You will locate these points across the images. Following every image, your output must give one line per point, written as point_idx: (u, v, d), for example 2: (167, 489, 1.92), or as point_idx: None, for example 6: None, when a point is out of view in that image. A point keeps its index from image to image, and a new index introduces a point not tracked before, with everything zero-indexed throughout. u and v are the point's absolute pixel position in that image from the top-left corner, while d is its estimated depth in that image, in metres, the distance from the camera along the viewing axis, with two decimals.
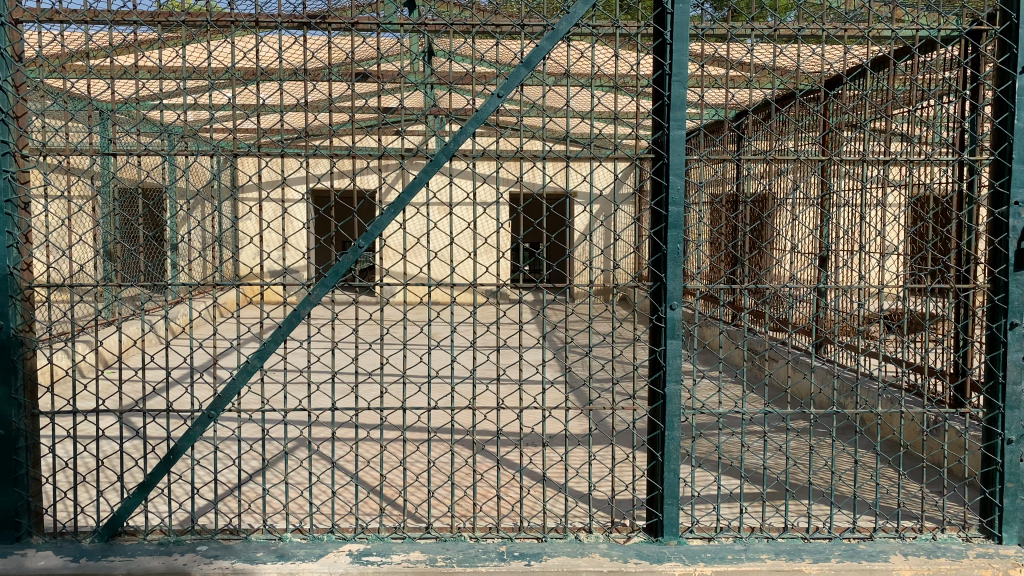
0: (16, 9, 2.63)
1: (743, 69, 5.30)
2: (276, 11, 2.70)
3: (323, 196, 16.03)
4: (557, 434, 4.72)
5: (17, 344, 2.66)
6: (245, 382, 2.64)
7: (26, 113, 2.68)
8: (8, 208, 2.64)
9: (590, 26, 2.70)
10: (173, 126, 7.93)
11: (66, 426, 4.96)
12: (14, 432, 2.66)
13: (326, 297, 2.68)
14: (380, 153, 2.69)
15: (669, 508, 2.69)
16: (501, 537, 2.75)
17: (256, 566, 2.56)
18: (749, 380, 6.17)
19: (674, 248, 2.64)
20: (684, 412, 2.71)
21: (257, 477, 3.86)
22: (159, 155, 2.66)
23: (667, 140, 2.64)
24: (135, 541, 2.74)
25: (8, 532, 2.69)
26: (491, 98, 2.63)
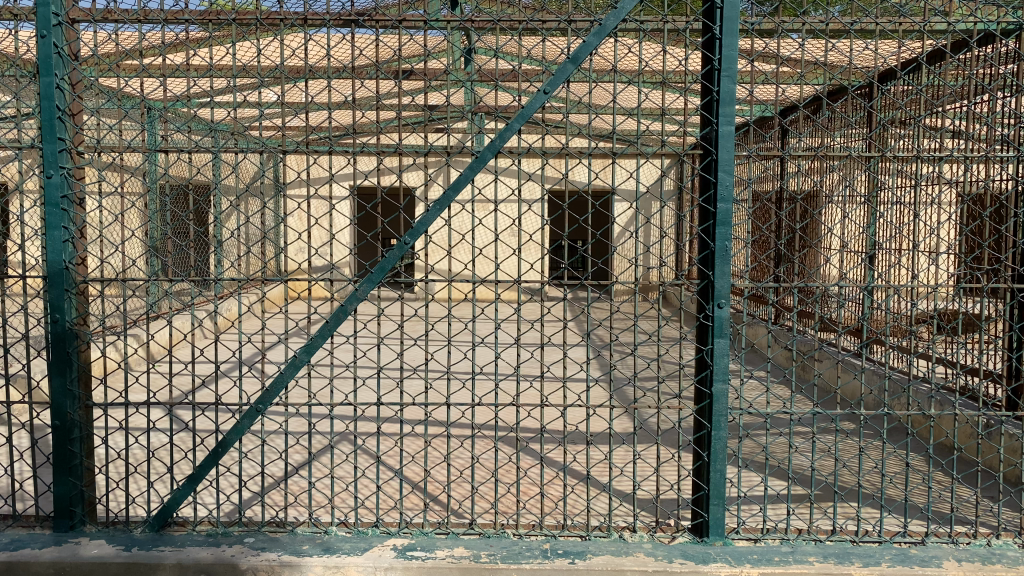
0: (72, 8, 2.69)
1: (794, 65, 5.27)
2: (325, 9, 2.73)
3: (369, 193, 16.19)
4: (602, 432, 4.73)
5: (71, 337, 2.72)
6: (292, 377, 2.67)
7: (82, 111, 2.74)
8: (64, 204, 2.69)
9: (637, 22, 2.67)
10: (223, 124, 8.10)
11: (119, 417, 5.10)
12: (69, 422, 2.72)
13: (373, 293, 2.70)
14: (427, 149, 2.68)
15: (715, 508, 2.67)
16: (544, 535, 2.75)
17: (302, 559, 2.60)
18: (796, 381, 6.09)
19: (722, 246, 2.61)
20: (731, 412, 2.68)
21: (303, 471, 3.91)
22: (209, 152, 2.69)
23: (716, 135, 2.61)
24: (185, 532, 2.78)
25: (63, 520, 2.76)
26: (537, 95, 2.62)
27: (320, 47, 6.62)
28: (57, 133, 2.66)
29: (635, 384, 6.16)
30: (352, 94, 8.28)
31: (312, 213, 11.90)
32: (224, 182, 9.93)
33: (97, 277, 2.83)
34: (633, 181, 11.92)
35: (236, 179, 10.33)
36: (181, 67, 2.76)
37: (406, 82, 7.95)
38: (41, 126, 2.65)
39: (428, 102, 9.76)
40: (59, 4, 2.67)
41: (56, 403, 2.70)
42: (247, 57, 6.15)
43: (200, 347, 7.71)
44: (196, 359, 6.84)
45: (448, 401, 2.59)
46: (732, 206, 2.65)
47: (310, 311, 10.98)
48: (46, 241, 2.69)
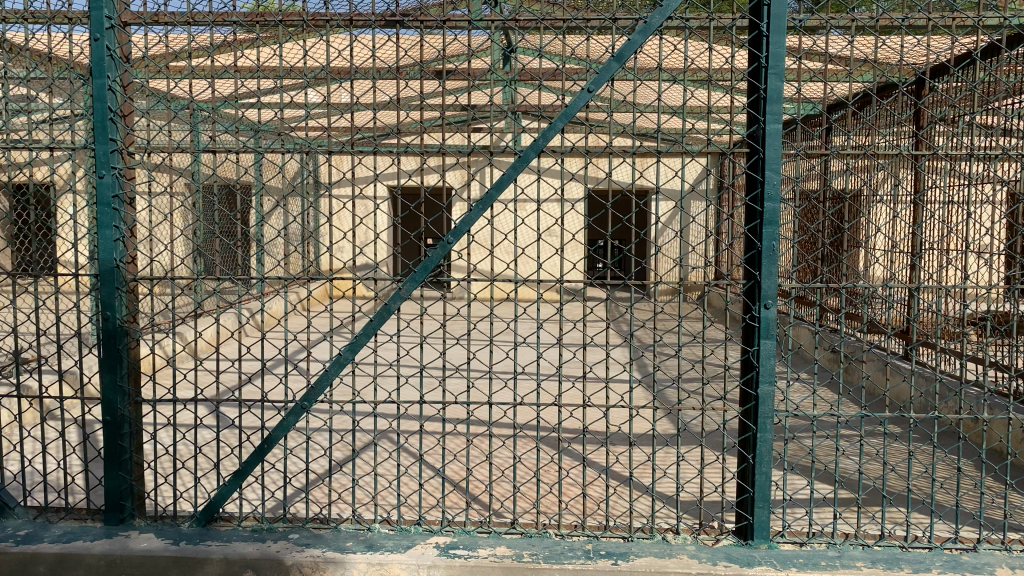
0: (124, 11, 2.74)
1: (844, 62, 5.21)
2: (370, 11, 2.75)
3: (413, 193, 16.30)
4: (645, 433, 4.72)
5: (122, 335, 2.77)
6: (337, 375, 2.69)
7: (132, 112, 2.79)
8: (115, 204, 2.74)
9: (682, 20, 2.65)
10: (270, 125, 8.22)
11: (168, 413, 5.21)
12: (119, 418, 2.77)
13: (416, 292, 2.71)
14: (470, 149, 2.68)
15: (760, 511, 2.64)
16: (586, 535, 2.74)
17: (345, 556, 2.62)
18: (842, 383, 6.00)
19: (769, 245, 2.58)
20: (777, 414, 2.64)
21: (346, 469, 3.95)
22: (255, 153, 2.72)
23: (763, 134, 2.57)
24: (231, 527, 2.82)
25: (113, 513, 2.81)
26: (581, 93, 2.61)
27: (364, 47, 6.70)
28: (108, 133, 2.71)
29: (678, 386, 6.13)
30: (396, 95, 8.34)
31: (357, 212, 12.03)
32: (270, 182, 10.08)
33: (147, 275, 2.88)
34: (678, 181, 11.83)
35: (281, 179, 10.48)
36: (229, 68, 2.80)
37: (450, 82, 7.99)
38: (93, 127, 2.70)
39: (471, 102, 9.80)
40: (112, 8, 2.72)
41: (106, 399, 2.75)
42: (293, 57, 6.25)
43: (246, 344, 7.84)
44: (242, 357, 6.95)
45: (491, 401, 2.59)
46: (780, 205, 2.62)
47: (354, 310, 11.11)
48: (98, 240, 2.74)
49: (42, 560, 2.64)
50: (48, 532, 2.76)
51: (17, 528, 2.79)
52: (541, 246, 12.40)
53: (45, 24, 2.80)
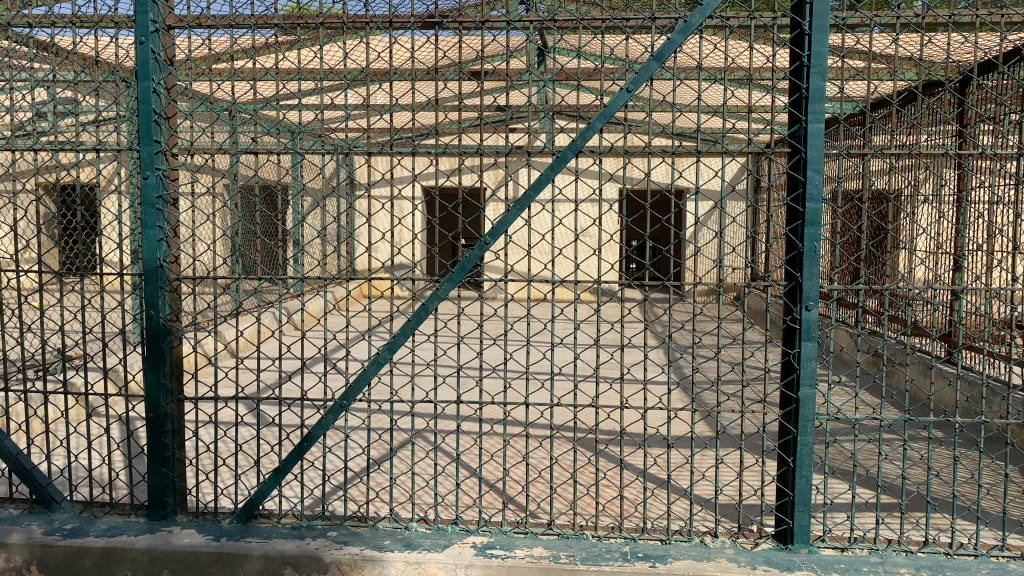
0: (169, 15, 2.79)
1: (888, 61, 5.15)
2: (410, 12, 2.77)
3: (450, 194, 16.40)
4: (683, 436, 4.70)
5: (165, 333, 2.81)
6: (375, 374, 2.71)
7: (176, 114, 2.83)
8: (159, 205, 2.78)
9: (722, 19, 2.63)
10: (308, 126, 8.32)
11: (210, 411, 5.30)
12: (162, 415, 2.82)
13: (453, 292, 2.72)
14: (508, 149, 2.68)
15: (800, 515, 2.61)
16: (623, 537, 2.73)
17: (383, 554, 2.64)
18: (886, 388, 5.91)
19: (811, 247, 2.55)
20: (818, 417, 2.61)
21: (383, 468, 3.98)
22: (296, 154, 2.75)
23: (805, 133, 2.54)
24: (270, 524, 2.85)
25: (156, 509, 2.86)
26: (619, 93, 2.60)
27: (402, 49, 6.77)
28: (153, 135, 2.76)
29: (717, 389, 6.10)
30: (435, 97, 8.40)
31: (395, 213, 12.13)
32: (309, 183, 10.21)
33: (189, 274, 2.92)
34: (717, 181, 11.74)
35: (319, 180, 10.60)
36: (271, 69, 2.84)
37: (488, 83, 8.03)
38: (139, 129, 2.75)
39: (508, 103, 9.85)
40: (157, 11, 2.77)
41: (150, 396, 2.80)
42: (333, 60, 6.34)
43: (284, 344, 7.94)
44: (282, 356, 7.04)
45: (528, 402, 2.58)
46: (822, 205, 2.59)
47: (390, 310, 11.20)
48: (142, 240, 2.79)
49: (87, 553, 2.69)
50: (93, 527, 2.81)
51: (63, 522, 2.85)
52: (580, 247, 12.41)
53: (93, 27, 2.86)
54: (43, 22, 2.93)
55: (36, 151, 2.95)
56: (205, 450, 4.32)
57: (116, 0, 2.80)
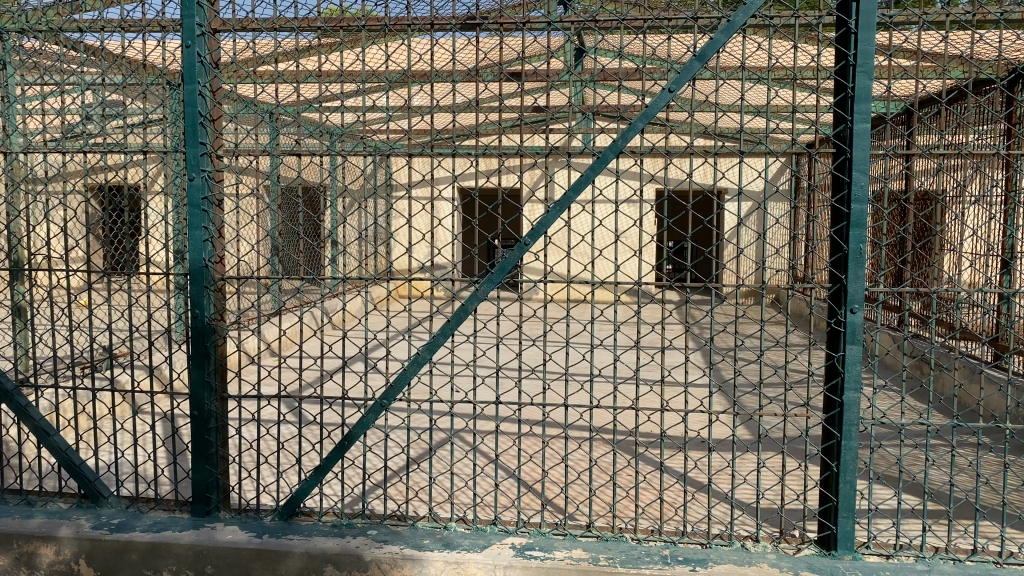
0: (214, 18, 2.83)
1: (936, 59, 5.07)
2: (451, 14, 2.79)
3: (490, 194, 16.47)
4: (724, 440, 4.66)
5: (209, 332, 2.85)
6: (415, 374, 2.72)
7: (221, 116, 2.87)
8: (205, 206, 2.83)
9: (766, 18, 2.61)
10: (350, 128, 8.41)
11: (253, 409, 5.38)
12: (206, 413, 2.86)
13: (493, 293, 2.72)
14: (548, 150, 2.67)
15: (844, 521, 2.57)
16: (663, 540, 2.71)
17: (423, 553, 2.65)
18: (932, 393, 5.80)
19: (856, 248, 2.51)
20: (864, 421, 2.57)
21: (422, 468, 4.00)
22: (338, 155, 2.78)
23: (850, 133, 2.50)
24: (311, 522, 2.88)
25: (200, 505, 2.90)
26: (661, 93, 2.58)
27: (443, 51, 6.84)
28: (198, 137, 2.80)
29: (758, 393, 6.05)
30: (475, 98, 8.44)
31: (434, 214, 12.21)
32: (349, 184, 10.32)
33: (234, 274, 2.97)
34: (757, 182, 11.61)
35: (360, 181, 10.71)
36: (313, 71, 2.87)
37: (528, 84, 8.05)
38: (185, 131, 2.79)
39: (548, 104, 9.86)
40: (203, 15, 2.82)
41: (195, 394, 2.84)
42: (375, 63, 6.43)
43: (324, 343, 8.03)
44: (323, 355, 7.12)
45: (567, 403, 2.57)
46: (868, 207, 2.54)
47: (429, 310, 11.27)
48: (188, 240, 2.84)
49: (134, 548, 2.74)
50: (139, 522, 2.87)
51: (111, 516, 2.91)
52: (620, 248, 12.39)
53: (141, 31, 2.92)
54: (94, 27, 3.00)
55: (85, 153, 3.01)
56: (248, 448, 4.38)
57: (163, 5, 2.85)
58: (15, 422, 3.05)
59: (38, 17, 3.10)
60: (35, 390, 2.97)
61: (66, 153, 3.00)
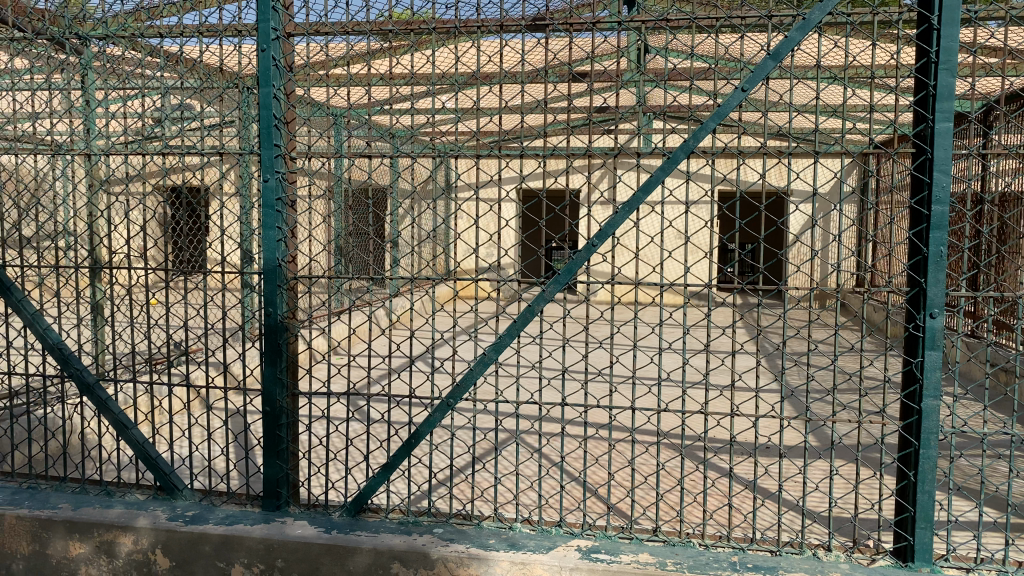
0: (289, 23, 2.89)
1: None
2: (521, 15, 2.79)
3: (555, 196, 16.45)
4: (796, 448, 4.59)
5: (282, 330, 2.91)
6: (481, 374, 2.74)
7: (295, 119, 2.93)
8: (279, 207, 2.89)
9: (843, 16, 2.55)
10: (419, 130, 8.49)
11: (322, 406, 5.49)
12: (278, 409, 2.92)
13: (560, 295, 2.71)
14: (617, 151, 2.65)
15: (921, 532, 2.49)
16: (731, 547, 2.67)
17: (489, 553, 2.66)
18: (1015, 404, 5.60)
19: (937, 251, 2.43)
20: (943, 430, 2.49)
21: (487, 469, 4.02)
22: (409, 157, 2.80)
23: (931, 133, 2.43)
24: (378, 519, 2.92)
25: (271, 500, 2.96)
26: (734, 92, 2.54)
27: (513, 52, 6.90)
28: (273, 140, 2.87)
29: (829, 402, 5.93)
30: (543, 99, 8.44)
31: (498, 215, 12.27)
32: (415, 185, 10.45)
33: (306, 274, 3.03)
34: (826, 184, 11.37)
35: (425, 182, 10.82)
36: (384, 74, 2.91)
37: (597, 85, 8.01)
38: (260, 133, 2.86)
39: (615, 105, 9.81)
40: (277, 19, 2.87)
41: (267, 390, 2.91)
42: (448, 66, 6.53)
43: (389, 343, 8.14)
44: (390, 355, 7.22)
45: (633, 406, 2.55)
46: (949, 208, 2.46)
47: (491, 312, 11.33)
48: (262, 240, 2.90)
49: (207, 540, 2.81)
50: (212, 514, 2.94)
51: (185, 509, 2.98)
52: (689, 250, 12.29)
53: (218, 36, 2.99)
54: (174, 32, 3.08)
55: (161, 155, 3.08)
56: (316, 444, 4.46)
57: (240, 10, 2.92)
58: (95, 415, 3.15)
59: (117, 23, 3.19)
60: (114, 385, 3.06)
61: (142, 155, 3.07)
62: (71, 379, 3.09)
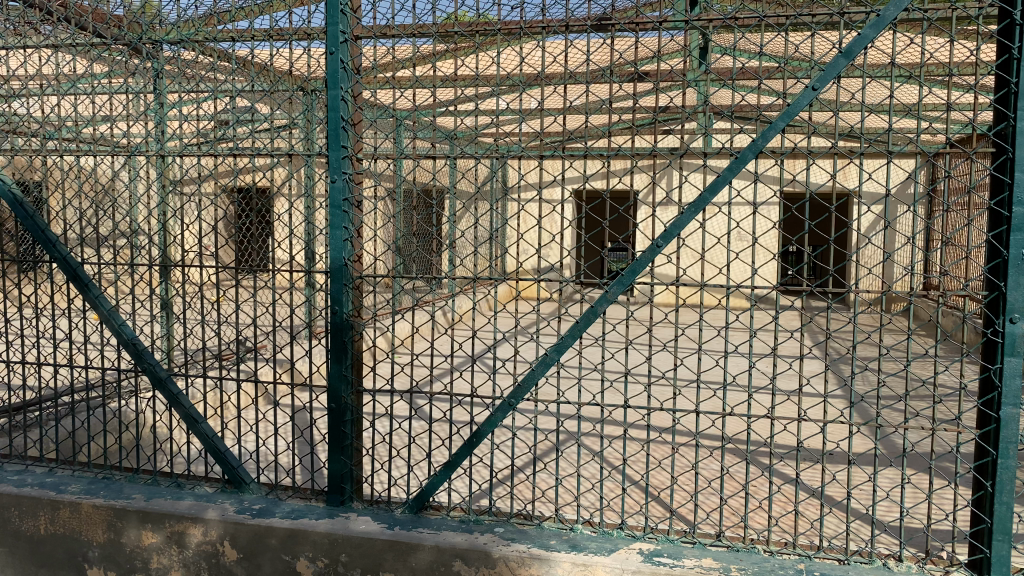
0: (357, 26, 2.94)
1: None
2: (586, 15, 2.79)
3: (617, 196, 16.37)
4: (863, 456, 4.50)
5: (347, 328, 2.96)
6: (543, 374, 2.74)
7: (361, 120, 2.98)
8: (346, 207, 2.94)
9: (920, 12, 2.49)
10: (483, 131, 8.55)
11: (386, 405, 5.57)
12: (343, 405, 2.97)
13: (623, 296, 2.68)
14: (683, 151, 2.62)
15: (998, 544, 2.41)
16: (798, 554, 2.62)
17: (551, 554, 2.66)
18: None
19: (1017, 254, 2.35)
20: (1023, 439, 2.40)
21: (547, 470, 4.03)
22: (473, 158, 2.82)
23: (1012, 132, 2.35)
24: (439, 516, 2.94)
25: (335, 495, 3.01)
26: (805, 91, 2.50)
27: (576, 53, 6.94)
28: (340, 141, 2.91)
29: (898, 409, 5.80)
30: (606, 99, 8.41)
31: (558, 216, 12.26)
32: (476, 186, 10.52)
33: (371, 273, 3.06)
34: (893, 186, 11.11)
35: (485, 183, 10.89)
36: (449, 75, 2.94)
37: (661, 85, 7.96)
38: (328, 135, 2.91)
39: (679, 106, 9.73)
40: (346, 22, 2.92)
41: (333, 387, 2.96)
42: (512, 68, 6.59)
43: (450, 343, 8.22)
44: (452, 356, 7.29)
45: (698, 409, 2.52)
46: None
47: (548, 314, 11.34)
48: (329, 239, 2.95)
49: (274, 533, 2.87)
50: (278, 508, 2.99)
51: (252, 502, 3.05)
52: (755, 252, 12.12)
53: (288, 40, 3.05)
54: (245, 36, 3.16)
55: (230, 156, 3.15)
56: (379, 442, 4.53)
57: (309, 14, 2.98)
58: (167, 408, 3.24)
59: (188, 28, 3.28)
60: (185, 379, 3.15)
61: (213, 156, 3.15)
62: (145, 373, 3.19)
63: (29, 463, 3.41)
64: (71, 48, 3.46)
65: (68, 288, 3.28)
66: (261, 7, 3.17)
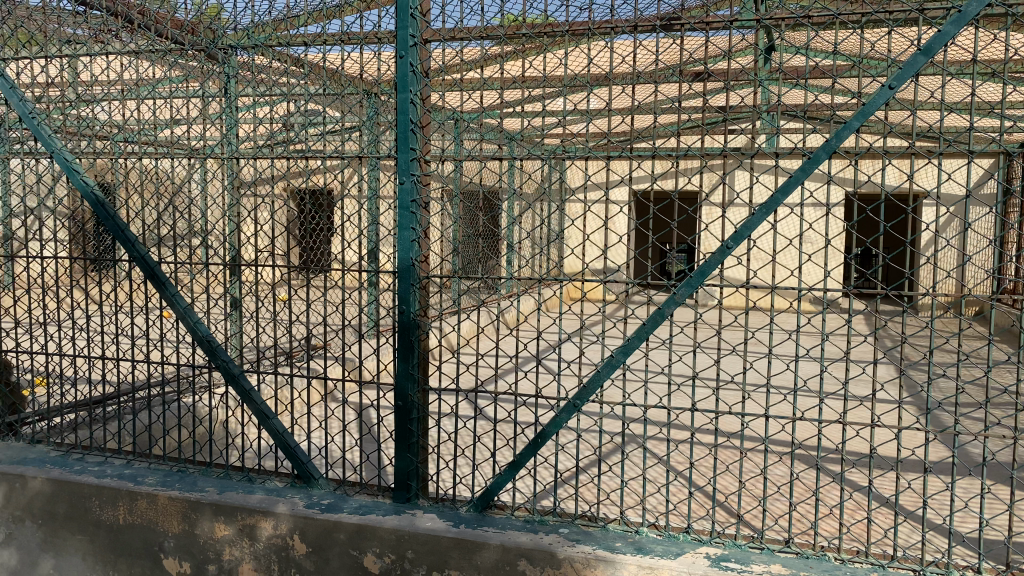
0: (426, 29, 2.96)
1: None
2: (655, 14, 2.78)
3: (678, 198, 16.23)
4: (940, 467, 4.41)
5: (414, 327, 3.00)
6: (609, 376, 2.72)
7: (430, 123, 3.00)
8: (413, 208, 2.98)
9: (1005, 5, 2.42)
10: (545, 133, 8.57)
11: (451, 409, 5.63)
12: (409, 403, 3.01)
13: (691, 298, 2.65)
14: (755, 152, 2.58)
15: None
16: (870, 563, 2.56)
17: (616, 555, 2.65)
18: None
19: None
20: None
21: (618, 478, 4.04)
22: (540, 160, 2.81)
23: None
24: (504, 515, 2.96)
25: (401, 492, 3.05)
26: (881, 90, 2.44)
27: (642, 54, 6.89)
28: (408, 143, 2.95)
29: (973, 420, 5.65)
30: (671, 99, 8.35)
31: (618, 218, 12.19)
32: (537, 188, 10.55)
33: (438, 274, 3.09)
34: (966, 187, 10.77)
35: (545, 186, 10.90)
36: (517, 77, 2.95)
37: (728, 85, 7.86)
38: (397, 137, 2.96)
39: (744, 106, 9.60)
40: (416, 26, 2.96)
41: (400, 385, 3.00)
42: (579, 69, 6.60)
43: (512, 347, 8.27)
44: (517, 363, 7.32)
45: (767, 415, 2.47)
46: None
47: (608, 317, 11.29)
48: (397, 240, 3.00)
49: (342, 528, 2.92)
50: (346, 504, 3.05)
51: (321, 497, 3.11)
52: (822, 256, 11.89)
53: (359, 44, 3.11)
54: (317, 40, 3.22)
55: (300, 158, 3.21)
56: (445, 443, 4.58)
57: (380, 18, 3.02)
58: (239, 404, 3.32)
59: (261, 32, 3.35)
60: (256, 376, 3.23)
61: (285, 158, 3.22)
62: (218, 369, 3.27)
63: (108, 455, 3.53)
64: (151, 55, 3.58)
65: (146, 286, 3.38)
66: (332, 11, 3.23)
